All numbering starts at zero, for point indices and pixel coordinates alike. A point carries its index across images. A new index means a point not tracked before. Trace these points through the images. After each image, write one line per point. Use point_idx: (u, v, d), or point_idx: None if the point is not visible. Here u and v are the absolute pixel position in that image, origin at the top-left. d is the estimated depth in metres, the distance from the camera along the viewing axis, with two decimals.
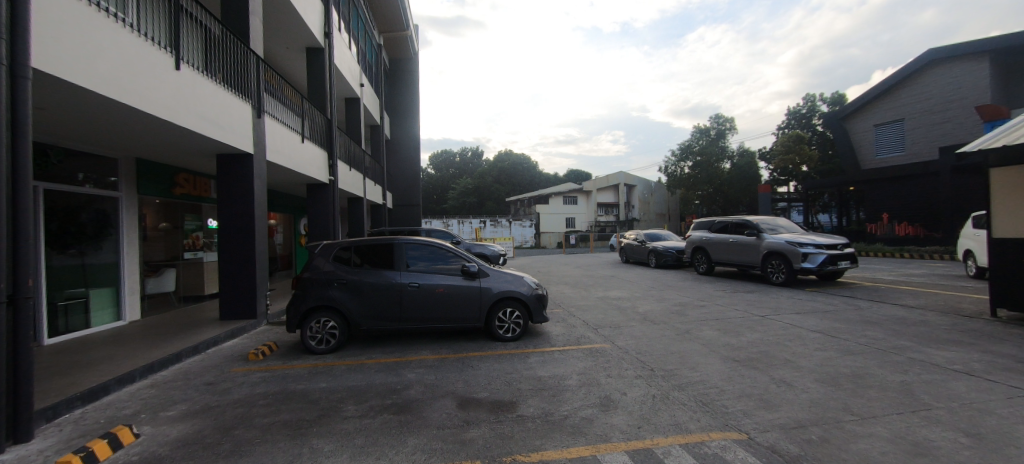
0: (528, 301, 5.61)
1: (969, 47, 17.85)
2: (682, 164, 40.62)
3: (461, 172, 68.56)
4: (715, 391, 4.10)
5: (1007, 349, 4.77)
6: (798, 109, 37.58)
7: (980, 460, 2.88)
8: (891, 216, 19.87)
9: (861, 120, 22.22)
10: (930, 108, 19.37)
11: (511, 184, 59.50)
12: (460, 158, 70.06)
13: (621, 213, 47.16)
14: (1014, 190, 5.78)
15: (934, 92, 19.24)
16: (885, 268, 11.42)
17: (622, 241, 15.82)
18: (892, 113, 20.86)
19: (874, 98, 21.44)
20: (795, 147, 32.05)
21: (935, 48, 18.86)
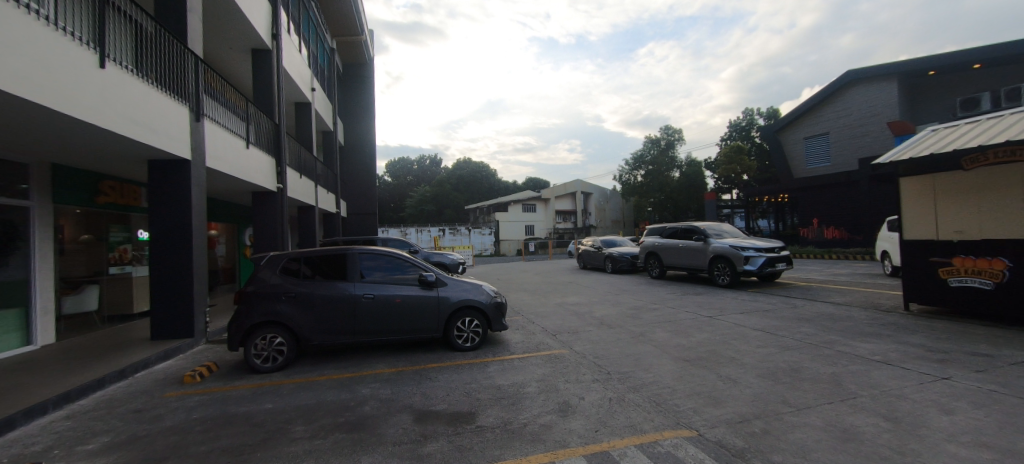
0: (487, 310, 5.57)
1: (880, 70, 19.89)
2: (636, 173, 42.41)
3: (420, 180, 67.69)
4: (668, 391, 4.26)
5: (918, 340, 5.32)
6: (738, 122, 40.39)
7: (899, 444, 3.16)
8: (820, 221, 21.66)
9: (793, 133, 24.24)
10: (851, 123, 21.38)
11: (471, 192, 59.45)
12: (419, 166, 69.29)
13: (580, 220, 48.37)
14: (924, 195, 6.44)
15: (854, 109, 21.26)
16: (815, 268, 12.49)
17: (579, 248, 16.16)
18: (819, 128, 22.90)
19: (803, 113, 23.42)
20: (737, 157, 34.27)
21: (853, 70, 20.79)
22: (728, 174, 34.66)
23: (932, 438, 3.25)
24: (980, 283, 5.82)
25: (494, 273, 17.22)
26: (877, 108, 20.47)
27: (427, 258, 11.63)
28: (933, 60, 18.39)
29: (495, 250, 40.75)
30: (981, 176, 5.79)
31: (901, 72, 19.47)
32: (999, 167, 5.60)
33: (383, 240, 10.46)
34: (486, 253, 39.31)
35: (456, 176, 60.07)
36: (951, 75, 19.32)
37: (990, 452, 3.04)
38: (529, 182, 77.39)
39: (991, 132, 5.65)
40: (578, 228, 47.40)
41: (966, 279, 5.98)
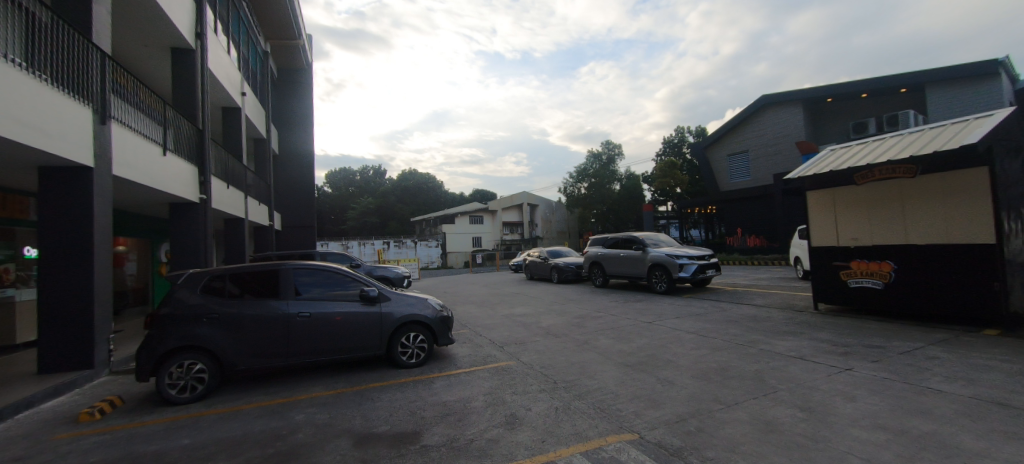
0: (432, 325, 5.44)
1: (787, 96, 22.42)
2: (579, 186, 44.16)
3: (364, 192, 65.41)
4: (611, 396, 4.38)
5: (825, 335, 5.95)
6: (671, 140, 43.56)
7: (812, 433, 3.49)
8: (744, 230, 23.73)
9: (719, 150, 26.51)
10: (766, 142, 23.79)
11: (418, 204, 58.40)
12: (362, 177, 67.01)
13: (526, 231, 48.89)
14: (827, 207, 7.25)
15: (768, 130, 23.68)
16: (740, 273, 13.63)
17: (526, 259, 16.35)
18: (739, 146, 25.26)
19: (727, 132, 25.73)
20: (670, 171, 36.83)
21: (767, 95, 23.16)
22: (664, 187, 36.99)
23: (840, 424, 3.62)
24: (874, 283, 6.65)
25: (441, 286, 16.96)
26: (787, 129, 22.97)
27: (370, 272, 11.20)
28: (828, 89, 21.05)
29: (443, 263, 40.22)
30: (870, 191, 6.67)
31: (805, 98, 22.04)
32: (884, 183, 6.50)
33: (322, 254, 9.92)
34: (433, 266, 38.66)
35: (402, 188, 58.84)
36: (843, 103, 22.22)
37: (886, 433, 3.44)
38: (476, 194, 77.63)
39: (876, 152, 6.54)
40: (524, 239, 48.19)
41: (862, 279, 6.81)
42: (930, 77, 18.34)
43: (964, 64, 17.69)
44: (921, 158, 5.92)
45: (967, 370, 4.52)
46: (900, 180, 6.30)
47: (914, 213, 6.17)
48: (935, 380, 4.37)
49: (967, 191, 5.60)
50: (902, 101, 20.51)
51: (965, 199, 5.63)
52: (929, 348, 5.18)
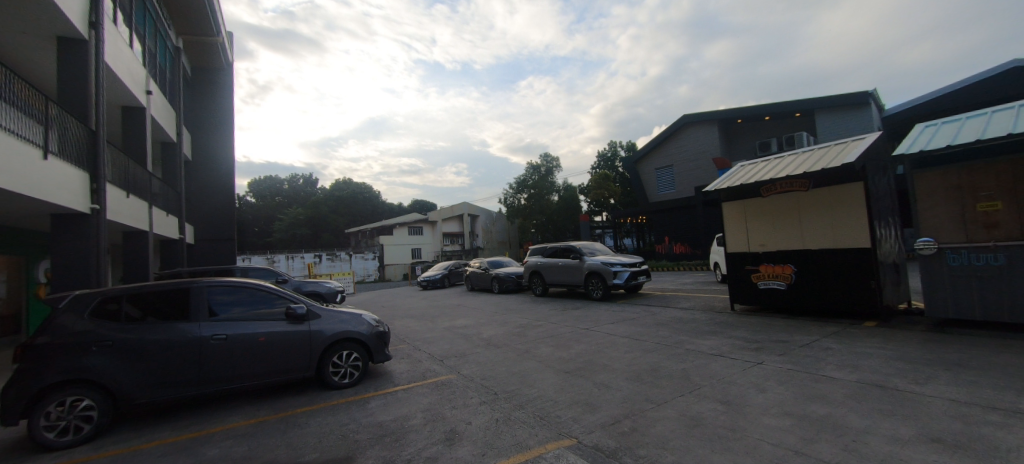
0: (367, 341, 5.21)
1: (705, 116, 24.73)
2: (519, 197, 45.30)
3: (292, 202, 61.36)
4: (550, 404, 4.46)
5: (741, 333, 6.57)
6: (605, 154, 46.32)
7: (730, 424, 3.81)
8: (670, 238, 25.50)
9: (648, 164, 28.41)
10: (689, 158, 25.94)
11: (354, 215, 55.96)
12: (291, 186, 62.89)
13: (467, 242, 48.66)
14: (739, 217, 8.01)
15: (690, 147, 25.85)
16: (668, 279, 14.65)
17: (467, 270, 16.27)
18: (666, 161, 27.30)
19: (654, 147, 27.71)
20: (604, 183, 38.86)
21: (689, 114, 25.27)
22: (599, 199, 38.69)
23: (754, 414, 4.00)
24: (779, 284, 7.46)
25: (377, 300, 16.33)
26: (705, 146, 25.22)
27: (299, 288, 10.49)
28: (739, 111, 23.52)
29: (381, 275, 38.78)
30: (774, 203, 7.50)
31: (721, 119, 24.41)
32: (784, 195, 7.35)
33: (242, 270, 9.13)
34: (370, 280, 37.22)
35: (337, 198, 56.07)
36: (751, 124, 24.95)
37: (791, 419, 3.85)
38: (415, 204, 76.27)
39: (776, 169, 7.40)
40: (465, 249, 47.98)
41: (769, 281, 7.61)
42: (819, 104, 21.23)
43: (842, 94, 20.75)
44: (811, 174, 6.81)
45: (852, 357, 5.23)
46: (796, 193, 7.17)
47: (809, 222, 7.04)
48: (829, 368, 4.99)
49: (848, 203, 6.53)
50: (798, 124, 23.47)
51: (848, 210, 6.55)
52: (824, 340, 5.90)
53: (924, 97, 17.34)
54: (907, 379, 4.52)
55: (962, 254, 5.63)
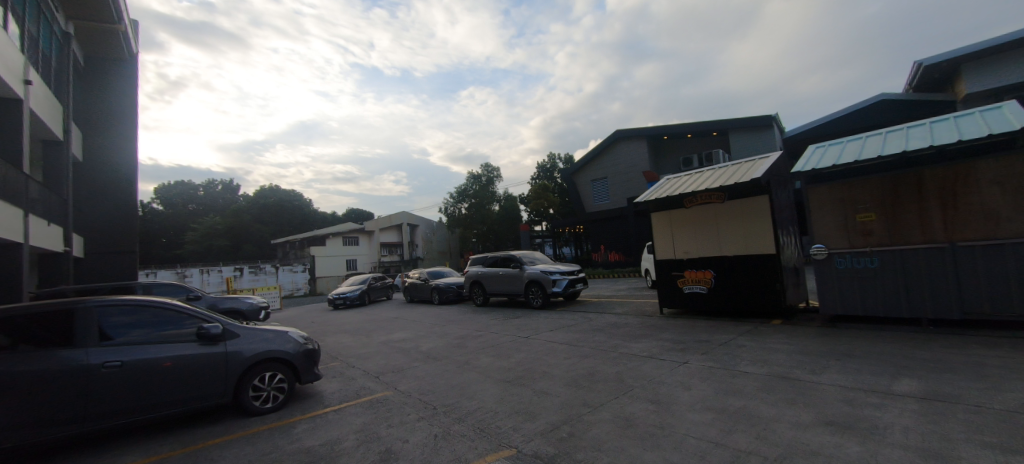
0: (294, 361, 4.85)
1: (636, 132, 26.38)
2: (459, 206, 45.38)
3: (208, 210, 55.79)
4: (490, 415, 4.42)
5: (669, 335, 7.02)
6: (543, 165, 48.10)
7: (661, 423, 4.03)
8: (607, 246, 26.85)
9: (584, 176, 29.63)
10: (621, 171, 27.45)
11: (281, 224, 52.22)
12: (207, 193, 57.26)
13: (406, 252, 47.36)
14: (666, 226, 8.58)
15: (622, 160, 27.40)
16: (603, 286, 15.33)
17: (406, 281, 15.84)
18: (600, 173, 28.67)
19: (590, 160, 29.06)
20: (544, 193, 39.97)
21: (622, 130, 26.79)
22: (538, 208, 39.66)
23: (682, 411, 4.27)
24: (701, 287, 8.10)
25: (306, 316, 15.28)
26: (635, 160, 26.88)
27: (215, 305, 9.52)
28: (665, 128, 25.39)
29: (313, 288, 36.53)
30: (696, 213, 8.14)
31: (649, 135, 26.18)
32: (702, 206, 8.02)
33: (144, 287, 8.05)
34: (299, 295, 35.21)
35: (262, 206, 52.00)
36: (675, 141, 27.07)
37: (713, 413, 4.17)
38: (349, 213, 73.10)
39: (697, 183, 8.05)
40: (404, 260, 46.78)
41: (692, 285, 8.23)
42: (732, 124, 23.58)
43: (751, 117, 23.27)
44: (728, 188, 7.49)
45: (762, 353, 5.80)
46: (714, 205, 7.84)
47: (726, 231, 7.73)
48: (744, 364, 5.49)
49: (758, 213, 7.28)
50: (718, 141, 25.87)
51: (758, 220, 7.30)
52: (739, 339, 6.48)
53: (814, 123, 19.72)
54: (806, 369, 5.10)
55: (847, 257, 6.54)
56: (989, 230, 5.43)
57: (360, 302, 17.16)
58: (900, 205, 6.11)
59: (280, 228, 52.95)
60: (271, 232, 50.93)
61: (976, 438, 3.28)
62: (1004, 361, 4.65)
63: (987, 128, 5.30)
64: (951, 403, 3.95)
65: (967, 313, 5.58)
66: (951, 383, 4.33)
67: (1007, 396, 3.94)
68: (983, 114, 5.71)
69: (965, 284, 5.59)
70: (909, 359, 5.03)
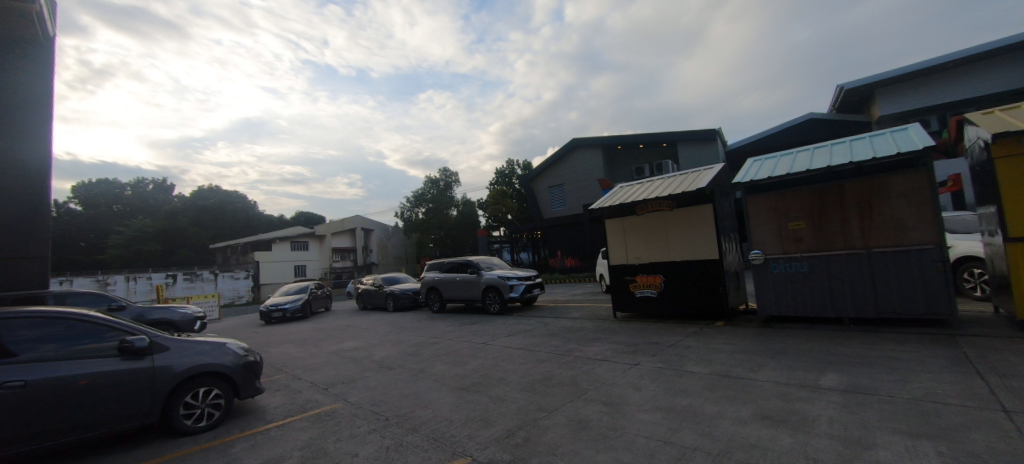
0: (233, 374, 4.52)
1: (591, 141, 27.19)
2: (416, 210, 44.89)
3: (137, 211, 51.05)
4: (445, 423, 4.34)
5: (621, 338, 7.26)
6: (502, 171, 48.60)
7: (613, 424, 4.13)
8: (562, 252, 27.28)
9: (542, 182, 30.14)
10: (577, 178, 28.19)
11: (222, 227, 48.79)
12: (137, 193, 52.42)
13: (360, 258, 45.81)
14: (619, 232, 8.88)
15: (579, 168, 28.15)
16: (560, 291, 15.61)
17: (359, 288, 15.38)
18: (558, 180, 29.32)
19: (547, 167, 29.64)
20: (502, 199, 40.18)
21: (578, 138, 27.51)
22: (497, 214, 39.75)
23: (633, 412, 4.41)
24: (652, 291, 8.44)
25: (248, 326, 14.33)
26: (591, 168, 27.68)
27: (142, 315, 8.73)
28: (619, 138, 26.33)
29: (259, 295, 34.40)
30: (647, 220, 8.49)
31: (604, 144, 27.06)
32: (654, 213, 8.37)
33: (57, 297, 7.23)
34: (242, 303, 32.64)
35: (201, 207, 48.32)
36: (628, 150, 28.16)
37: (661, 413, 4.34)
38: (298, 217, 69.85)
39: (649, 190, 8.40)
40: (358, 266, 45.16)
41: (644, 289, 8.56)
42: (680, 137, 24.82)
43: (696, 130, 24.54)
44: (676, 196, 7.88)
45: (706, 353, 6.13)
46: (664, 212, 8.21)
47: (674, 237, 8.11)
48: (690, 364, 5.78)
49: (704, 221, 7.72)
50: (667, 152, 27.17)
51: (703, 227, 7.73)
52: (686, 340, 6.81)
53: (754, 137, 21.07)
54: (745, 367, 5.45)
55: (781, 262, 7.07)
56: (898, 237, 6.09)
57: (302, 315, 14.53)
58: (826, 215, 6.70)
59: (221, 231, 49.46)
60: (211, 236, 47.36)
61: (889, 425, 3.63)
62: (912, 355, 5.20)
63: (897, 147, 5.95)
64: (869, 394, 4.36)
65: (881, 311, 6.20)
66: (866, 376, 4.80)
67: (915, 386, 4.40)
68: (893, 134, 6.41)
69: (879, 286, 6.22)
70: (834, 355, 5.51)
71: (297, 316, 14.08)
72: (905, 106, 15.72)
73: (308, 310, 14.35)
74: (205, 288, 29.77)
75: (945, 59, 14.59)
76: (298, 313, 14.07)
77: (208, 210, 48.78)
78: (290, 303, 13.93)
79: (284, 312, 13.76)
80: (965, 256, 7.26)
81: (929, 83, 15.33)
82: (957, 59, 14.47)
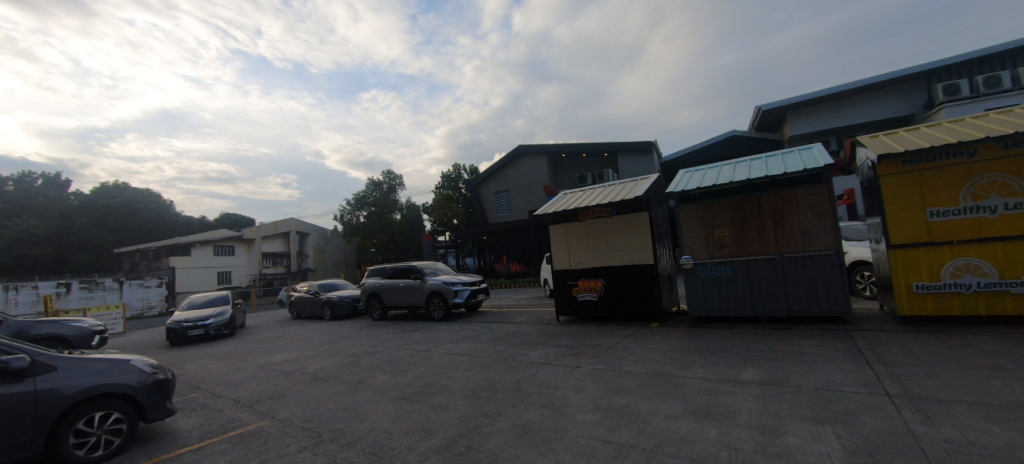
0: (139, 396, 4.01)
1: (537, 149, 27.81)
2: (357, 214, 43.30)
3: (21, 211, 43.98)
4: (384, 436, 4.18)
5: (563, 341, 7.45)
6: (448, 175, 48.29)
7: (555, 427, 4.20)
8: (508, 257, 27.52)
9: (488, 187, 30.26)
10: (522, 184, 28.65)
11: (129, 230, 43.42)
12: (20, 190, 45.20)
13: (293, 264, 43.23)
14: (563, 237, 9.13)
15: (524, 174, 28.64)
16: (505, 296, 15.72)
17: (292, 296, 14.50)
18: (503, 186, 29.61)
19: (494, 172, 29.73)
20: (448, 203, 39.73)
21: (524, 145, 28.02)
22: (442, 219, 38.99)
23: (574, 413, 4.54)
24: (593, 295, 8.76)
25: (158, 341, 12.84)
26: (536, 175, 28.27)
27: (24, 332, 7.54)
28: (563, 147, 27.17)
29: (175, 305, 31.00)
30: (589, 226, 8.80)
31: (549, 152, 27.78)
32: (595, 220, 8.70)
33: None
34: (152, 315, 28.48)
35: (103, 206, 42.64)
36: (572, 159, 29.13)
37: (600, 413, 4.51)
38: (224, 218, 64.32)
39: (590, 198, 8.72)
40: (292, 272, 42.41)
41: (586, 293, 8.86)
42: (620, 148, 26.08)
43: (635, 142, 25.89)
44: (616, 205, 8.25)
45: (642, 353, 6.47)
46: (605, 218, 8.56)
47: (614, 243, 8.48)
48: (627, 364, 6.06)
49: (641, 227, 8.16)
50: (607, 162, 28.42)
51: (641, 233, 8.17)
52: (624, 341, 7.13)
53: (684, 150, 22.64)
54: (676, 366, 5.82)
55: (708, 266, 7.65)
56: (805, 244, 6.83)
57: (222, 333, 11.73)
58: (746, 223, 7.36)
59: (128, 233, 44.03)
60: (117, 239, 41.99)
61: (797, 413, 4.05)
62: (815, 349, 5.83)
63: (804, 164, 6.69)
64: (781, 386, 4.82)
65: (791, 310, 6.91)
66: (777, 369, 5.32)
67: (817, 376, 4.95)
68: (801, 152, 7.20)
69: (790, 287, 6.94)
70: (752, 351, 6.04)
71: (223, 332, 11.57)
72: (808, 128, 17.86)
73: (235, 324, 11.89)
74: (107, 298, 26.26)
75: (839, 90, 16.72)
76: (223, 328, 11.56)
77: (113, 210, 43.18)
78: (213, 317, 11.31)
79: (208, 329, 11.12)
80: (858, 260, 8.31)
81: (828, 108, 17.51)
82: (848, 90, 16.65)
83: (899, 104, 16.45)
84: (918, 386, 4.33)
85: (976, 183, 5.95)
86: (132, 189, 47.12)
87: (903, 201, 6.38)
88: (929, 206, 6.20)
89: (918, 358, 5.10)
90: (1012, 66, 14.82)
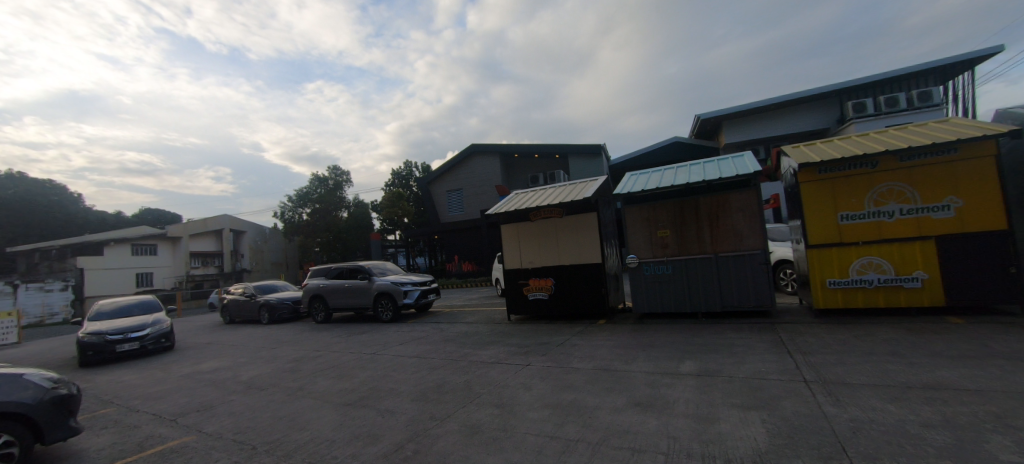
0: (34, 415, 3.54)
1: (490, 148, 27.84)
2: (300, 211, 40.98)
3: None
4: (325, 444, 4.02)
5: (514, 341, 7.54)
6: (399, 172, 47.07)
7: (503, 426, 4.25)
8: (460, 256, 27.33)
9: (441, 186, 29.87)
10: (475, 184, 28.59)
11: (25, 227, 38.00)
12: None
13: (226, 264, 40.33)
14: (514, 237, 9.21)
15: (477, 174, 28.58)
16: (456, 296, 15.61)
17: (224, 299, 13.52)
18: (456, 185, 29.38)
19: (447, 170, 29.38)
20: (399, 201, 38.74)
21: (478, 145, 27.91)
22: (392, 216, 37.84)
23: (522, 411, 4.62)
24: (543, 294, 8.93)
25: (59, 353, 11.38)
26: (489, 174, 28.30)
27: None
28: (516, 148, 27.39)
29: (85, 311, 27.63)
30: (540, 226, 8.94)
31: (502, 152, 27.87)
32: (546, 220, 8.86)
33: None
34: (55, 322, 25.25)
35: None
36: (524, 160, 29.43)
37: (549, 409, 4.62)
38: (145, 213, 58.31)
39: (542, 199, 8.88)
40: (225, 274, 39.65)
41: (536, 292, 9.01)
42: (571, 150, 26.72)
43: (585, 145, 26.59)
44: (567, 206, 8.44)
45: (589, 349, 6.70)
46: (555, 219, 8.74)
47: (565, 243, 8.69)
48: (575, 360, 6.26)
49: (590, 228, 8.43)
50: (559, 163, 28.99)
51: (590, 233, 8.45)
52: (572, 339, 7.34)
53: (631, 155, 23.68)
54: (621, 360, 6.09)
55: (651, 265, 8.07)
56: (737, 244, 7.40)
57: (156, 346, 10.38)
58: (685, 225, 7.83)
59: (27, 229, 38.68)
60: (10, 236, 36.60)
61: (728, 401, 4.39)
62: (744, 342, 6.34)
63: (737, 171, 7.22)
64: (713, 376, 5.20)
65: (724, 306, 7.46)
66: (710, 361, 5.73)
67: (745, 367, 5.39)
68: (734, 160, 7.77)
69: (723, 285, 7.48)
70: (689, 345, 6.46)
71: (159, 344, 10.29)
72: (739, 138, 19.38)
73: (173, 335, 10.63)
74: None
75: (766, 104, 18.25)
76: (160, 340, 10.28)
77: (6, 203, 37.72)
78: (148, 328, 10.00)
79: (142, 342, 9.82)
80: (782, 259, 9.14)
81: (756, 120, 19.10)
82: (774, 104, 18.22)
83: (816, 118, 18.27)
84: (828, 371, 4.86)
85: (878, 191, 6.73)
86: (28, 179, 41.23)
87: (818, 206, 7.09)
88: (840, 210, 6.94)
89: (829, 347, 5.70)
90: (904, 89, 16.95)
